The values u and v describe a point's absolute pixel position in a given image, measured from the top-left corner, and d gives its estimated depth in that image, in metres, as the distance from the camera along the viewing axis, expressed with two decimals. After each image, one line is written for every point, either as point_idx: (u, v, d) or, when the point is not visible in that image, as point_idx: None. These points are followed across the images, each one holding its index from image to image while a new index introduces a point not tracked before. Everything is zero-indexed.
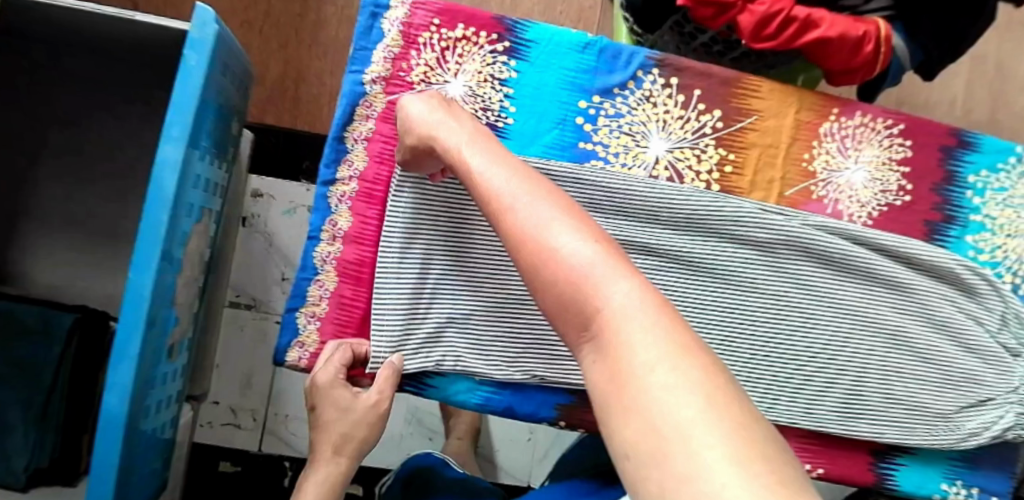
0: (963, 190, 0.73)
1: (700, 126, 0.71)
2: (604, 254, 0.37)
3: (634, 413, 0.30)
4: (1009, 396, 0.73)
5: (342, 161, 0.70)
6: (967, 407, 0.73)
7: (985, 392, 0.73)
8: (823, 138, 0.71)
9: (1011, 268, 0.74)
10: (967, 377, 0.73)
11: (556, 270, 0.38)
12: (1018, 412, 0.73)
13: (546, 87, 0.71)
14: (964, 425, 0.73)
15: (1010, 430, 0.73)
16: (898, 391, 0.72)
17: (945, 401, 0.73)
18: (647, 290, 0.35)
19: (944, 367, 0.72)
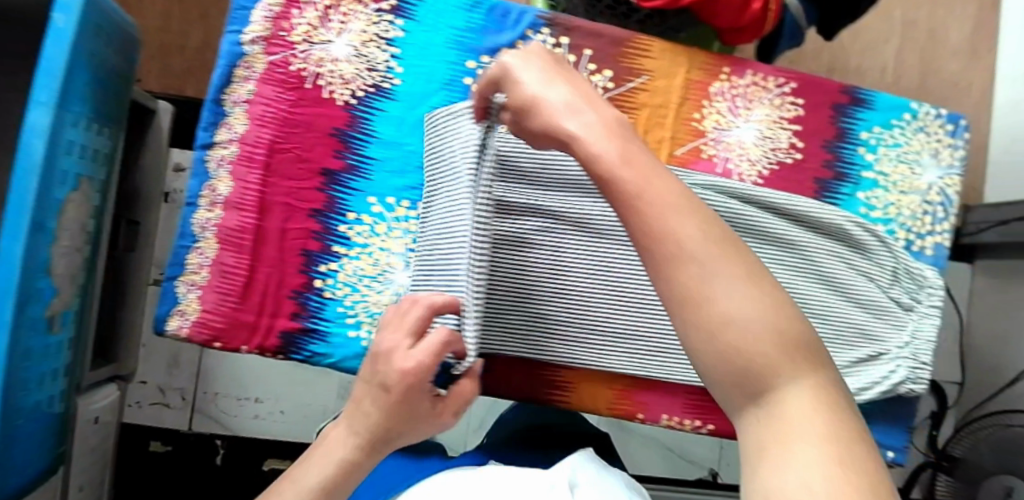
0: (855, 147, 0.73)
1: (591, 87, 0.70)
2: (796, 335, 0.28)
3: (780, 472, 0.24)
4: (901, 351, 0.73)
5: (220, 125, 0.68)
6: (860, 361, 0.72)
7: (879, 347, 0.72)
8: (713, 98, 0.71)
9: (905, 225, 0.74)
10: (859, 333, 0.72)
11: (739, 321, 0.28)
12: (909, 366, 0.73)
13: (434, 45, 0.69)
14: (856, 380, 0.71)
15: (901, 384, 0.72)
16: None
17: (842, 356, 0.71)
18: (830, 394, 0.27)
19: (838, 322, 0.71)
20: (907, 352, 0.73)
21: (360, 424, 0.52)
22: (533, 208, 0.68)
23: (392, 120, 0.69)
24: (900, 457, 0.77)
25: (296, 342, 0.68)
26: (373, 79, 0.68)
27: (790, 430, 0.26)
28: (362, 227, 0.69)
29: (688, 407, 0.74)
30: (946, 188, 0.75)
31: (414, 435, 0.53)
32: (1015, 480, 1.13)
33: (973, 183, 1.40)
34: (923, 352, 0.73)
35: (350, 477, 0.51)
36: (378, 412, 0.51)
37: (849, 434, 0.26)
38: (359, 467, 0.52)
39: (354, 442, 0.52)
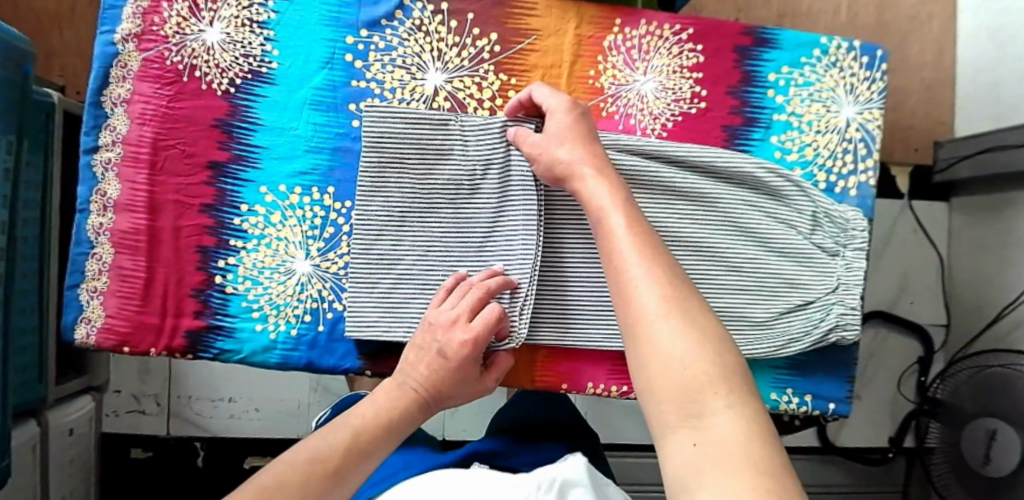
0: (764, 90, 0.70)
1: (477, 52, 0.68)
2: (726, 362, 0.40)
3: (706, 484, 0.35)
4: (831, 299, 0.69)
5: (103, 127, 0.67)
6: (785, 312, 0.68)
7: (805, 296, 0.69)
8: (608, 52, 0.69)
9: (824, 167, 0.71)
10: (783, 282, 0.68)
11: (655, 351, 0.41)
12: (840, 313, 0.69)
13: (310, 25, 0.67)
14: (784, 331, 0.68)
15: (832, 331, 0.69)
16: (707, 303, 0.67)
17: (764, 309, 0.68)
18: (748, 418, 0.37)
19: (758, 273, 0.68)
20: (837, 299, 0.69)
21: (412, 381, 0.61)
22: (453, 181, 0.66)
23: (275, 106, 0.67)
24: (842, 408, 0.71)
25: (203, 340, 0.67)
26: (250, 65, 0.67)
27: (724, 455, 0.35)
28: (257, 218, 0.67)
29: (614, 373, 0.71)
30: (865, 123, 0.71)
31: (449, 396, 0.63)
32: (996, 422, 1.07)
33: (941, 118, 1.37)
34: (854, 297, 0.69)
35: (400, 426, 0.60)
36: (429, 371, 0.61)
37: (774, 463, 0.35)
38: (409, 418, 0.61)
39: (405, 395, 0.61)
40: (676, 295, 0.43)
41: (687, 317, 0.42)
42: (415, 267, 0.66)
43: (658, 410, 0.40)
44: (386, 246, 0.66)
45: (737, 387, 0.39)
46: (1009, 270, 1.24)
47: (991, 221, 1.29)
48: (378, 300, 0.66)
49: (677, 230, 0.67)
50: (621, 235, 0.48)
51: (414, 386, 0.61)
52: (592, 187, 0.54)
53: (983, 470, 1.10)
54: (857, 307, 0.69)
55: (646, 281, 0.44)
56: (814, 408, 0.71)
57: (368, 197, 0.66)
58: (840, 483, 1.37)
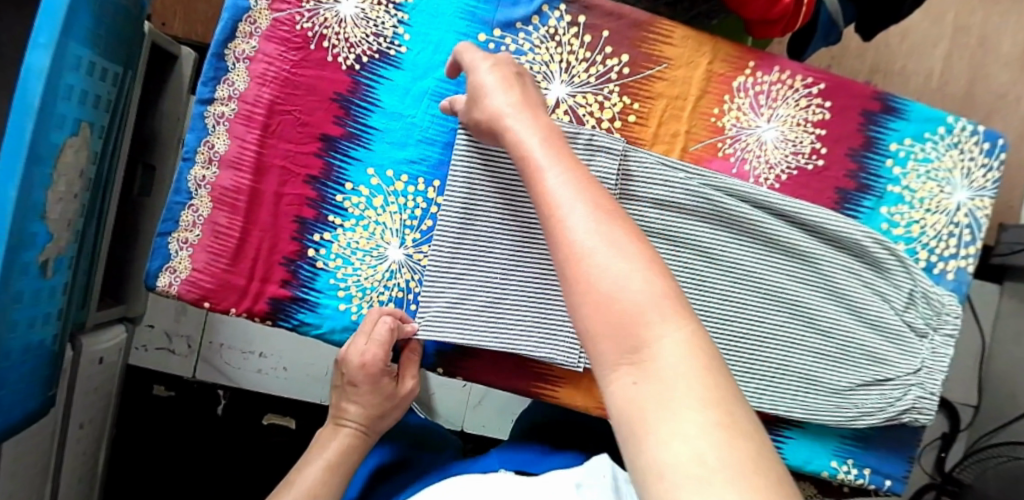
0: (882, 158, 0.69)
1: (606, 71, 0.67)
2: (662, 291, 0.37)
3: (652, 421, 0.32)
4: (914, 380, 0.68)
5: (221, 80, 0.66)
6: (864, 385, 0.67)
7: (887, 372, 0.67)
8: (735, 93, 0.68)
9: (927, 245, 0.70)
10: (868, 355, 0.67)
11: (591, 285, 0.38)
12: (919, 396, 0.67)
13: (445, 14, 0.66)
14: (859, 404, 0.67)
15: (907, 413, 0.67)
16: (787, 361, 0.66)
17: (844, 377, 0.67)
18: (694, 345, 0.35)
19: (844, 340, 0.67)
20: (919, 382, 0.68)
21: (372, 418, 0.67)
22: None
23: (396, 90, 0.67)
24: (897, 486, 0.70)
25: (285, 309, 0.67)
26: (379, 44, 0.66)
27: (667, 386, 0.33)
28: (359, 199, 0.67)
29: None
30: (975, 209, 0.70)
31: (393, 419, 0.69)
32: None
33: (1010, 200, 1.35)
34: (936, 383, 0.68)
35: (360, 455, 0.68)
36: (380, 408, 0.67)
37: (720, 391, 0.33)
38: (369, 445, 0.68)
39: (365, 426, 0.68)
40: (603, 230, 0.41)
41: (614, 249, 0.39)
42: (494, 273, 0.64)
43: (598, 351, 0.37)
44: (469, 246, 0.64)
45: (675, 309, 0.36)
46: None
47: None
48: (448, 298, 0.64)
49: (766, 283, 0.66)
50: (552, 174, 0.45)
51: (348, 423, 0.68)
52: (520, 132, 0.50)
53: None
54: (936, 393, 0.67)
55: (578, 219, 0.41)
56: (870, 482, 0.70)
57: (461, 193, 0.64)
58: None
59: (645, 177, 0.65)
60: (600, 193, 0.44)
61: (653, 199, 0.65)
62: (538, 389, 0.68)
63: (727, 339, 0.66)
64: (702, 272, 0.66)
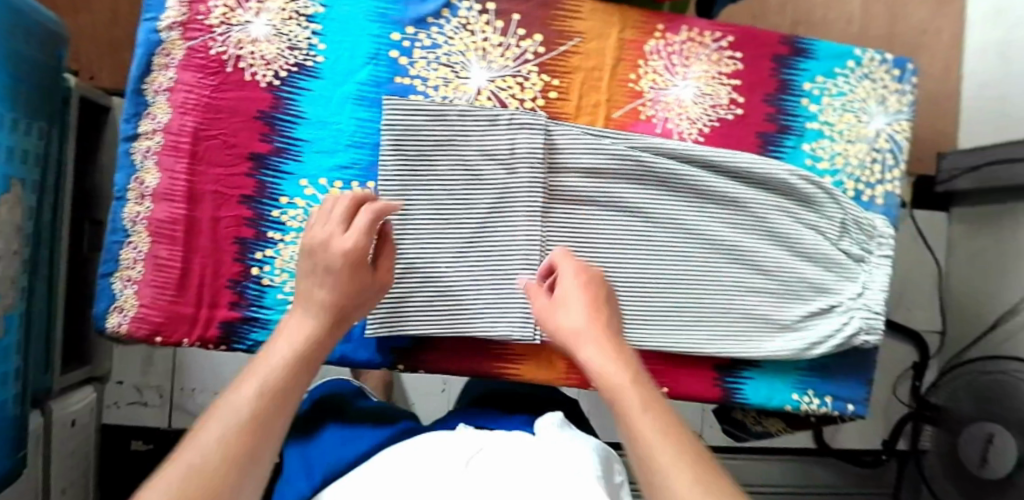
0: (798, 99, 0.71)
1: (521, 53, 0.68)
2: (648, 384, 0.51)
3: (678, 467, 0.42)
4: (857, 303, 0.71)
5: (143, 115, 0.67)
6: (809, 315, 0.70)
7: (831, 299, 0.70)
8: (649, 57, 0.70)
9: (852, 175, 0.72)
10: (808, 286, 0.71)
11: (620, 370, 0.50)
12: (864, 317, 0.70)
13: (356, 19, 0.67)
14: (808, 334, 0.70)
15: (856, 335, 0.70)
16: (732, 303, 0.70)
17: (789, 310, 0.71)
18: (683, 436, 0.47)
19: (785, 276, 0.71)
20: (862, 304, 0.71)
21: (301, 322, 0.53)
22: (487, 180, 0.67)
23: (318, 99, 0.67)
24: (860, 409, 0.73)
25: (238, 331, 0.66)
26: (295, 57, 0.67)
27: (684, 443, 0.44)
28: (296, 212, 0.67)
29: None
30: (895, 134, 0.73)
31: (332, 349, 0.54)
32: (995, 426, 1.10)
33: (945, 129, 1.41)
34: (876, 303, 0.71)
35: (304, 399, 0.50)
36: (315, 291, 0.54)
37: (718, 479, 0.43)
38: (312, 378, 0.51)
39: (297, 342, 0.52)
40: (632, 364, 0.51)
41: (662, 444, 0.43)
42: (440, 263, 0.66)
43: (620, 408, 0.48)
44: (410, 241, 0.65)
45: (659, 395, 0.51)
46: (1007, 277, 1.28)
47: (989, 232, 1.33)
48: (396, 294, 0.65)
49: (703, 233, 0.70)
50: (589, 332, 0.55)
51: (318, 309, 0.53)
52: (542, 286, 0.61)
53: (979, 472, 1.12)
54: (879, 311, 0.71)
55: (609, 360, 0.50)
56: (834, 409, 0.72)
57: (397, 189, 0.65)
58: (832, 483, 1.40)
59: (576, 147, 0.68)
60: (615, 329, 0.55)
61: (585, 168, 0.68)
62: (500, 370, 0.70)
63: (674, 290, 0.69)
64: (642, 231, 0.69)
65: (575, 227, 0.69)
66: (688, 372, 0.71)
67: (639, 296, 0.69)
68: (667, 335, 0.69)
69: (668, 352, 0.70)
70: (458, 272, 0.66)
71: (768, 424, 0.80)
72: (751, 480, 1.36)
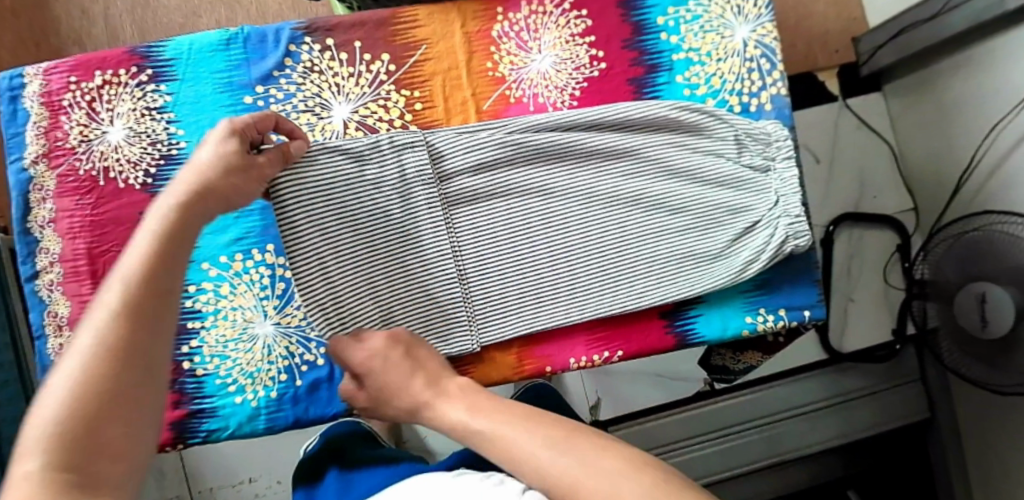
0: (656, 35, 0.71)
1: (374, 76, 0.68)
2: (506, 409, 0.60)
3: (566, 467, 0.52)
4: (776, 211, 0.70)
5: (37, 251, 0.67)
6: (738, 236, 0.70)
7: (750, 217, 0.70)
8: (498, 41, 0.70)
9: (734, 91, 0.72)
10: (725, 210, 0.70)
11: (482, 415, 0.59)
12: (788, 223, 0.69)
13: (206, 96, 0.68)
14: (738, 256, 0.69)
15: (785, 242, 0.69)
16: (657, 251, 0.69)
17: (715, 239, 0.69)
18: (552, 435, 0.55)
19: (700, 206, 0.69)
20: (781, 211, 0.70)
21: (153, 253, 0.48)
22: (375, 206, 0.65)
23: None
24: (818, 312, 0.72)
25: (188, 427, 0.63)
26: (160, 150, 0.67)
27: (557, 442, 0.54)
28: (207, 295, 0.66)
29: (589, 343, 0.69)
30: (761, 38, 0.72)
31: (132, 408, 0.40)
32: (984, 285, 1.05)
33: (852, 16, 1.43)
34: (795, 206, 0.70)
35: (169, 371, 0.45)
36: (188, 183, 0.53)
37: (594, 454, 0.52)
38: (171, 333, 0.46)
39: (133, 289, 0.45)
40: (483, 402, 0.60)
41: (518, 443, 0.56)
42: (357, 296, 0.64)
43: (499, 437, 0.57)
44: (318, 285, 0.63)
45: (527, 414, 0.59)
46: (956, 135, 1.26)
47: (927, 98, 1.31)
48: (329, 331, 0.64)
49: (606, 192, 0.69)
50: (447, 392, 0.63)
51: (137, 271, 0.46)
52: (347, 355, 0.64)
53: (984, 334, 1.06)
54: (801, 214, 0.69)
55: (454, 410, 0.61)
56: (791, 321, 0.71)
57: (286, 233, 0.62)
58: (858, 387, 1.37)
59: (457, 148, 0.67)
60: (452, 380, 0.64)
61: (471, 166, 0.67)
62: None
63: (596, 256, 0.69)
64: (546, 209, 0.69)
65: (480, 224, 0.68)
66: (638, 329, 0.70)
67: (562, 272, 0.68)
68: (601, 302, 0.68)
69: (609, 316, 0.70)
70: (377, 301, 0.65)
71: (747, 359, 0.79)
72: (775, 408, 1.34)
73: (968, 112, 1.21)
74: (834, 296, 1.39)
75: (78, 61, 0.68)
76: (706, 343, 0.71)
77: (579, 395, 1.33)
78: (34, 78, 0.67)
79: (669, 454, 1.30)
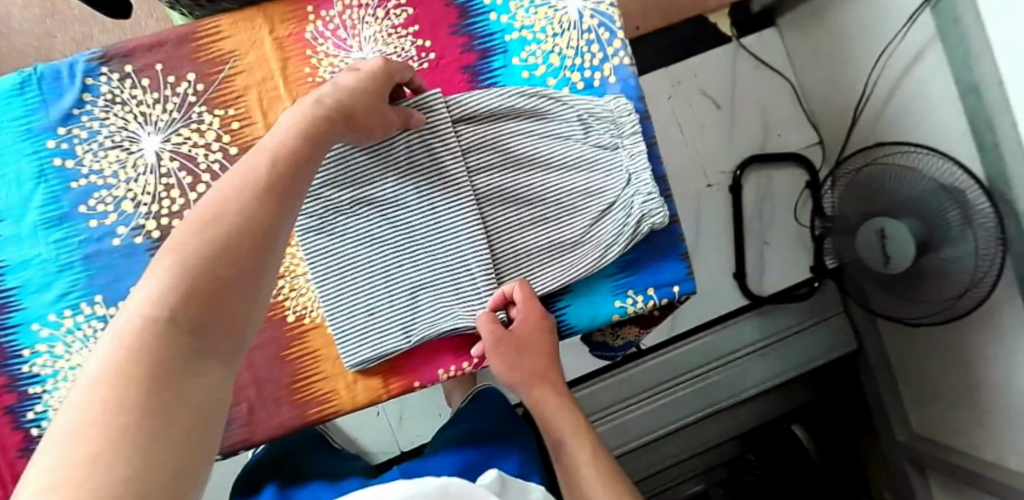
0: (485, 16, 0.68)
1: (182, 99, 0.63)
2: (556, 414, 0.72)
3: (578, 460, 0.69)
4: (630, 190, 0.67)
5: None
6: (596, 220, 0.67)
7: (605, 199, 0.67)
8: (313, 44, 0.65)
9: (575, 67, 0.69)
10: (583, 193, 0.68)
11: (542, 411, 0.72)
12: (641, 201, 0.66)
13: (6, 145, 0.63)
14: (599, 240, 0.67)
15: (641, 221, 0.66)
16: (515, 247, 0.66)
17: (572, 227, 0.67)
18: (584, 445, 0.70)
19: (554, 194, 0.67)
20: (635, 190, 0.67)
21: (233, 220, 0.47)
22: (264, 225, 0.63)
23: (8, 242, 0.62)
24: (688, 286, 0.70)
25: None
26: None
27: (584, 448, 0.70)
28: (44, 357, 0.63)
29: (455, 349, 0.67)
30: (597, 7, 0.69)
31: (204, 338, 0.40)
32: (882, 219, 1.05)
33: None
34: (647, 183, 0.67)
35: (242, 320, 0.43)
36: (293, 130, 0.54)
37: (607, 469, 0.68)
38: (241, 322, 0.43)
39: (186, 263, 0.43)
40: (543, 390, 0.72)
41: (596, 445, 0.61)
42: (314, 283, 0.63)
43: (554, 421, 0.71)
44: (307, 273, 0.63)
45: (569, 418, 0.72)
46: (849, 65, 1.24)
47: (820, 30, 1.29)
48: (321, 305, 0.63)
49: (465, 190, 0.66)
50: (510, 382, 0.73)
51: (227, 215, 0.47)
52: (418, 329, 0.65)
53: (887, 269, 1.06)
54: (654, 190, 0.66)
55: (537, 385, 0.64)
56: (661, 298, 0.69)
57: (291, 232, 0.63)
58: (784, 327, 1.39)
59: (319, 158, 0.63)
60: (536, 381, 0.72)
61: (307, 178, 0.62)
62: (319, 414, 0.65)
63: None
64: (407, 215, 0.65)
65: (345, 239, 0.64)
66: None
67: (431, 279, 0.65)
68: None
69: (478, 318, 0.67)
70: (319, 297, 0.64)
71: (626, 334, 0.77)
72: (702, 360, 1.36)
73: (859, 41, 1.19)
74: (750, 241, 1.40)
75: None
76: (579, 331, 0.70)
77: None
78: None
79: (606, 418, 1.31)
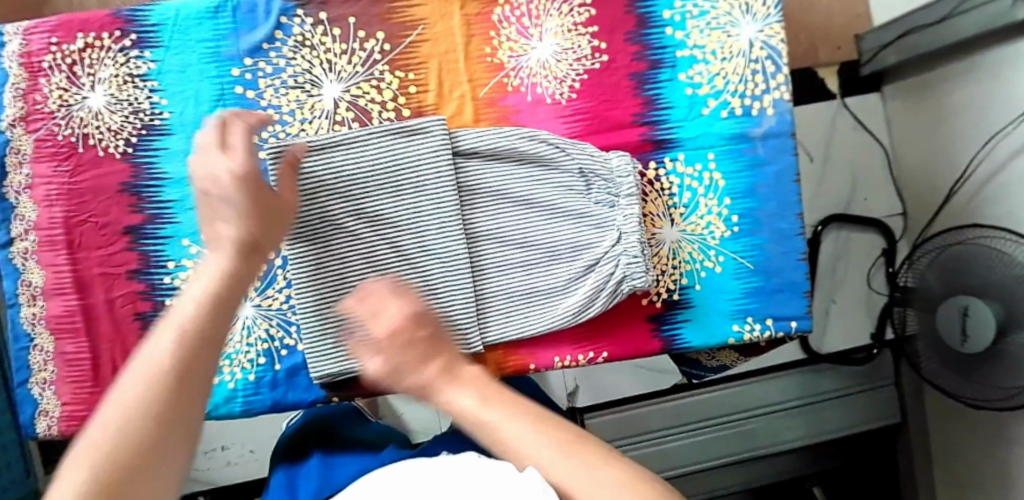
0: (661, 29, 0.70)
1: (368, 54, 0.65)
2: (531, 429, 0.52)
3: (569, 474, 0.49)
4: (617, 248, 0.66)
5: (12, 218, 0.65)
6: (584, 272, 0.67)
7: (590, 255, 0.67)
8: (498, 26, 0.68)
9: (736, 93, 0.70)
10: (577, 244, 0.67)
11: (506, 440, 0.52)
12: (628, 262, 0.65)
13: (192, 65, 0.65)
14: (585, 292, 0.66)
15: (622, 282, 0.66)
16: (490, 286, 0.66)
17: (557, 274, 0.67)
18: (569, 458, 0.49)
19: (543, 239, 0.66)
20: (623, 248, 0.66)
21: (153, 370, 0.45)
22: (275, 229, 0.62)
23: (178, 155, 0.65)
24: (804, 324, 0.72)
25: None
26: (142, 120, 0.65)
27: (568, 454, 0.50)
28: (187, 273, 0.65)
29: (576, 342, 0.69)
30: (768, 39, 0.70)
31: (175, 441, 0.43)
32: (967, 297, 1.04)
33: (857, 13, 1.41)
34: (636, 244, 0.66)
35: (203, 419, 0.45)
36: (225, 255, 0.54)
37: (610, 477, 0.47)
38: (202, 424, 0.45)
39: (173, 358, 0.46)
40: (501, 404, 0.55)
41: (548, 459, 0.50)
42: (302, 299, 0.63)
43: (520, 438, 0.52)
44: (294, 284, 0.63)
45: (542, 424, 0.52)
46: (951, 144, 1.25)
47: (926, 104, 1.30)
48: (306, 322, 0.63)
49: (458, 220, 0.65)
50: (453, 394, 0.56)
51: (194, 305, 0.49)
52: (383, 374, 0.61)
53: (963, 348, 1.06)
54: (640, 254, 0.65)
55: (462, 396, 0.56)
56: (778, 331, 0.71)
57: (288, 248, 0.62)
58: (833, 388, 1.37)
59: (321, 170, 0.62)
60: (484, 392, 0.56)
61: (306, 189, 0.62)
62: None
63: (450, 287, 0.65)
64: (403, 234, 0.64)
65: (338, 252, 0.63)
66: (624, 332, 0.69)
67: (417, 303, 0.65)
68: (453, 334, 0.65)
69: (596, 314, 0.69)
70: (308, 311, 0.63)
71: (723, 357, 0.79)
72: (754, 405, 1.34)
73: (966, 123, 1.20)
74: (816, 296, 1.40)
75: (59, 21, 0.64)
76: (692, 349, 0.71)
77: (558, 383, 1.34)
78: (13, 37, 0.64)
79: (649, 441, 1.31)
